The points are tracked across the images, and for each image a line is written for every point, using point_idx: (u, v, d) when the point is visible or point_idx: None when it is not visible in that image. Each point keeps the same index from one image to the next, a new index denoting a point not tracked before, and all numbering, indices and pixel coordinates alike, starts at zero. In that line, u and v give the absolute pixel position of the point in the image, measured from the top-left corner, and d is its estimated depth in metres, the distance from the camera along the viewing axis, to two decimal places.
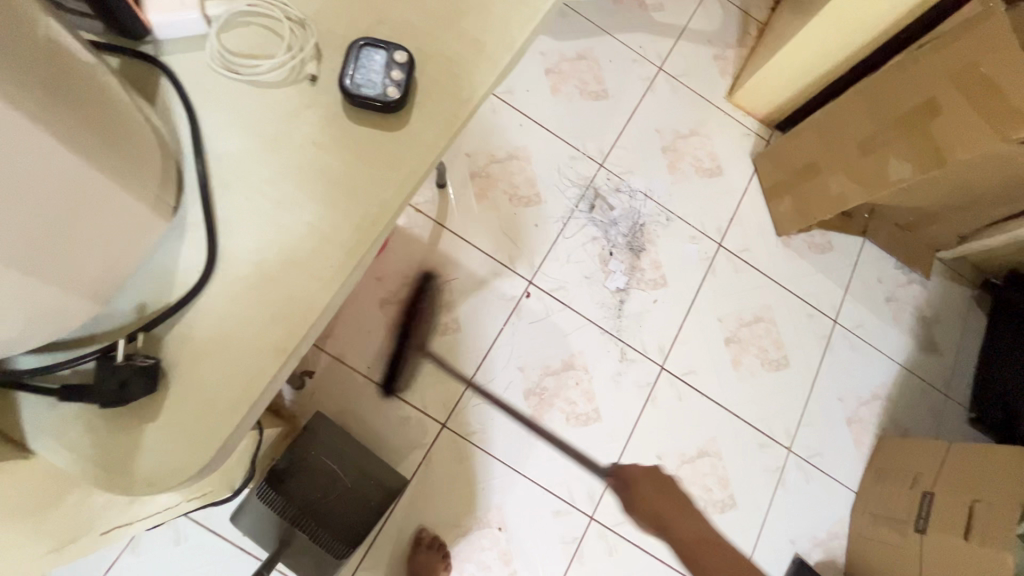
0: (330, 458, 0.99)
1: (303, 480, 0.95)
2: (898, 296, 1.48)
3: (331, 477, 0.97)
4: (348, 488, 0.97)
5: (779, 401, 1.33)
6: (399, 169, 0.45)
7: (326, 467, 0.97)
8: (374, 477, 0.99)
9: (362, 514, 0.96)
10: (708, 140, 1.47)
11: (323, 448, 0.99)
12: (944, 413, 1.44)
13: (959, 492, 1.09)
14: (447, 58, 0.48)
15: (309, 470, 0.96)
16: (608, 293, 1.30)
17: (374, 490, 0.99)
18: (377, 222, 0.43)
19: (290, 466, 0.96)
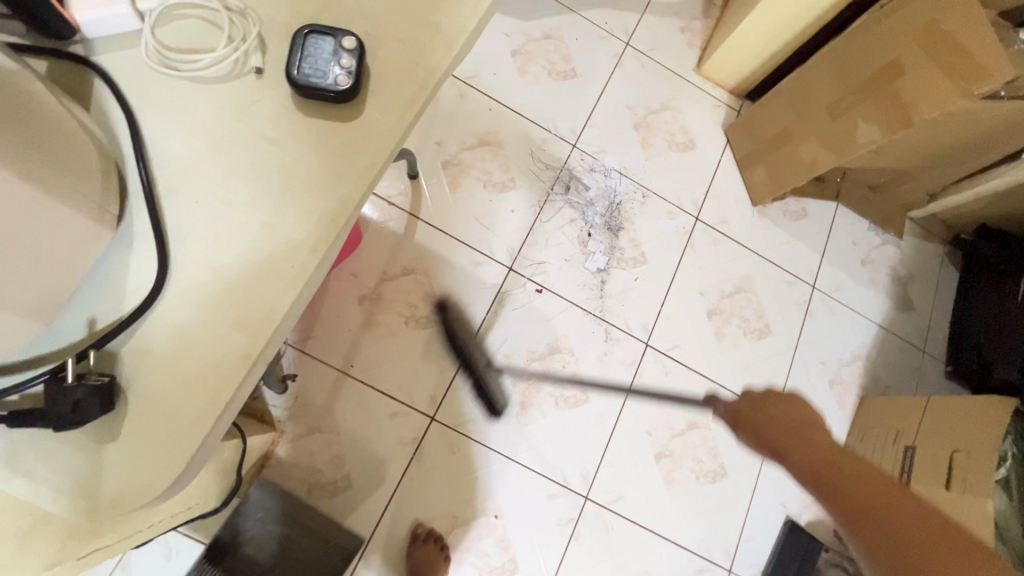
0: (271, 531, 0.96)
1: (247, 556, 0.94)
2: (873, 257, 1.51)
3: (274, 551, 0.95)
4: (296, 559, 0.95)
5: (763, 369, 1.34)
6: (358, 160, 0.43)
7: (269, 539, 0.95)
8: (322, 543, 0.98)
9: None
10: (679, 113, 1.47)
11: (263, 519, 0.96)
12: (922, 368, 1.47)
13: (939, 444, 1.12)
14: (400, 42, 0.46)
15: (254, 543, 0.95)
16: (589, 274, 1.30)
17: (325, 555, 0.97)
18: (337, 218, 0.42)
19: (232, 542, 0.94)
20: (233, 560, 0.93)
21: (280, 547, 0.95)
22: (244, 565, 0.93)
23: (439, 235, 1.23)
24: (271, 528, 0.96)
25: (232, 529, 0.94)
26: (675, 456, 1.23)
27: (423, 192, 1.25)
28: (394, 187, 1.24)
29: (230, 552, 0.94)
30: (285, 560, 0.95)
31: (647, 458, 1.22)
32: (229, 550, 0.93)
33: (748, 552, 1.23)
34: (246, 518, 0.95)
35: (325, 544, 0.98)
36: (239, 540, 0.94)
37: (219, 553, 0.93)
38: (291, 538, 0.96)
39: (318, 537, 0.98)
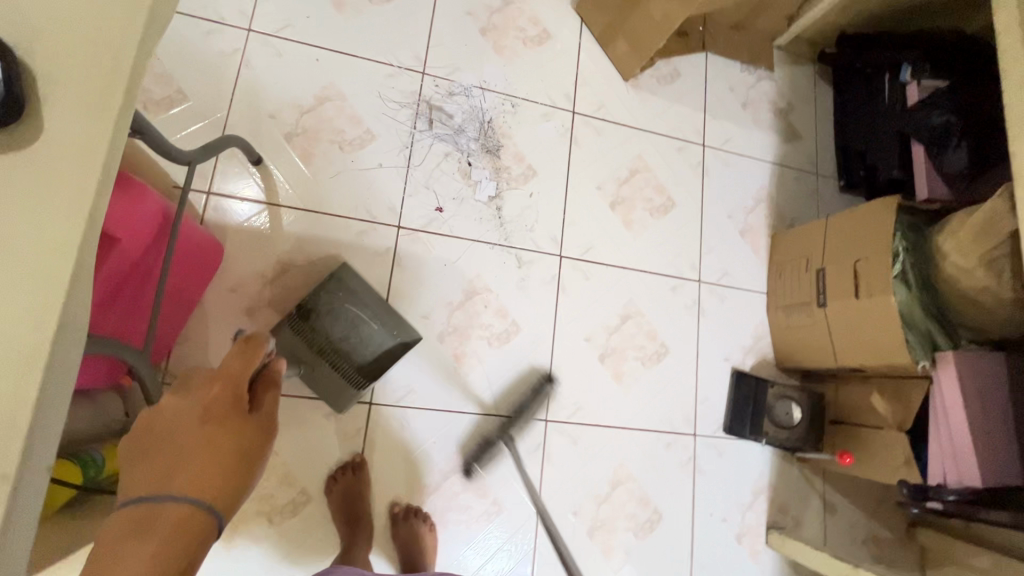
0: (353, 307, 1.00)
1: (325, 322, 0.99)
2: (752, 98, 1.51)
3: (351, 327, 0.99)
4: (368, 337, 1.00)
5: (677, 240, 1.36)
6: (58, 196, 0.35)
7: (348, 314, 0.99)
8: (387, 331, 1.00)
9: (376, 361, 1.01)
10: (524, 3, 1.35)
11: (344, 294, 1.00)
12: (820, 190, 1.52)
13: (843, 258, 1.17)
14: (62, 27, 0.37)
15: (334, 312, 1.00)
16: (482, 205, 1.23)
17: (390, 343, 1.00)
18: (59, 272, 0.34)
19: (316, 306, 1.00)
20: (318, 321, 0.99)
21: (354, 326, 0.99)
22: (323, 327, 0.99)
23: (311, 217, 1.12)
24: (352, 304, 1.00)
25: (318, 295, 1.00)
26: (617, 351, 1.26)
27: (276, 174, 1.12)
28: (241, 179, 1.10)
29: (315, 314, 1.00)
30: (357, 337, 1.00)
31: (592, 363, 1.23)
32: (314, 312, 1.00)
33: (706, 411, 1.29)
34: (330, 290, 1.00)
35: (395, 335, 1.00)
36: (323, 306, 1.00)
37: (306, 312, 0.99)
38: (366, 322, 0.99)
39: (390, 328, 1.00)
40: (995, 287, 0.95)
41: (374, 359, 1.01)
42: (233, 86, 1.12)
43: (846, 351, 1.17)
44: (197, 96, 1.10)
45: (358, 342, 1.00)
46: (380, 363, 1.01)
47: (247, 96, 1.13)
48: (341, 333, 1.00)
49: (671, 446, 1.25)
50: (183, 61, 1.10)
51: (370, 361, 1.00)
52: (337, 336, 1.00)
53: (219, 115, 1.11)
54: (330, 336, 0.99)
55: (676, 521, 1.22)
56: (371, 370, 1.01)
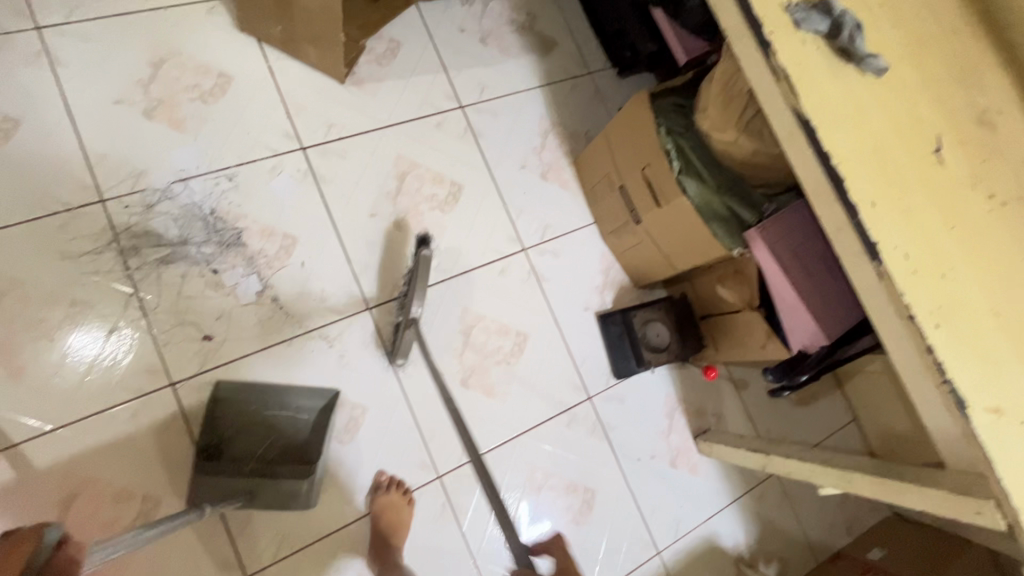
0: (254, 414, 1.02)
1: (238, 446, 1.00)
2: (488, 28, 1.34)
3: (267, 429, 1.02)
4: (288, 428, 1.04)
5: (480, 222, 1.23)
6: None
7: (257, 422, 1.02)
8: (300, 410, 1.05)
9: (306, 440, 1.03)
10: (180, 55, 1.11)
11: (239, 409, 1.02)
12: (602, 88, 1.41)
13: (633, 168, 1.08)
14: None
15: (241, 430, 1.01)
16: (254, 308, 1.06)
17: (310, 415, 1.05)
18: None
19: (222, 439, 1.00)
20: (231, 449, 1.00)
21: (270, 427, 1.03)
22: (240, 452, 1.00)
23: (62, 434, 0.93)
24: (252, 413, 1.02)
25: (216, 427, 1.00)
26: (477, 367, 1.16)
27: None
28: None
29: (225, 446, 1.00)
30: (279, 432, 1.03)
31: (457, 394, 1.14)
32: (223, 445, 1.00)
33: (591, 371, 1.24)
34: (225, 412, 1.01)
35: (311, 406, 1.05)
36: (227, 433, 1.00)
37: (215, 450, 0.98)
38: (280, 415, 1.03)
39: (303, 404, 1.05)
40: (762, 148, 0.88)
41: (305, 440, 1.04)
42: None
43: (678, 256, 1.11)
44: None
45: (281, 437, 1.03)
46: (311, 442, 1.03)
47: None
48: (260, 441, 1.02)
49: (572, 423, 1.20)
50: None
51: (302, 443, 1.03)
52: (259, 448, 1.01)
53: None
54: (253, 452, 1.01)
55: (607, 486, 1.20)
56: (308, 450, 1.03)
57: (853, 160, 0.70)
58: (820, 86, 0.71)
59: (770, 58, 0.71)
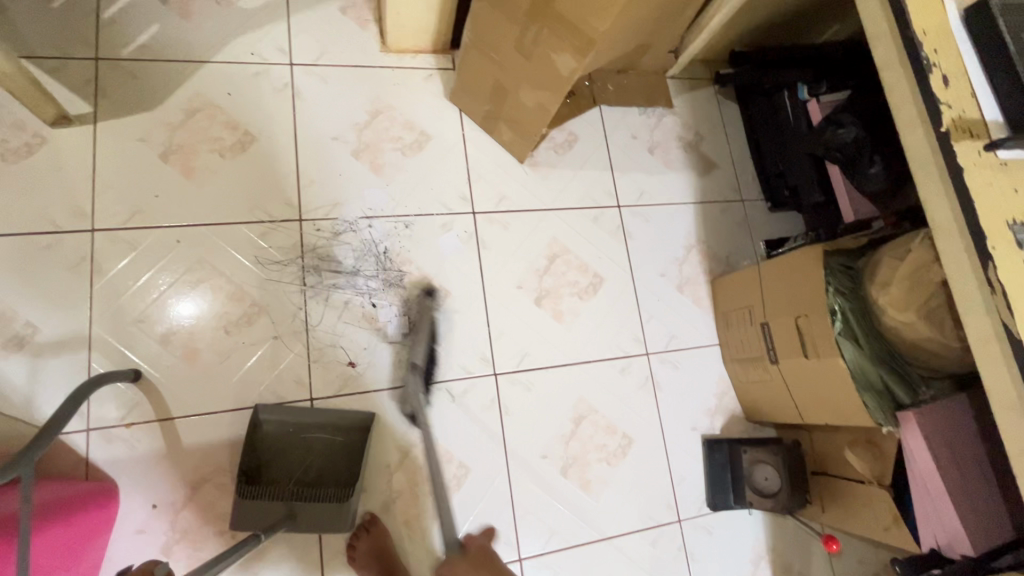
0: (294, 433, 1.03)
1: (278, 469, 1.02)
2: (658, 139, 1.43)
3: (305, 449, 1.03)
4: (324, 448, 1.04)
5: (613, 318, 1.27)
6: None
7: (294, 445, 1.03)
8: (335, 430, 1.05)
9: (342, 462, 1.04)
10: (393, 109, 1.25)
11: (280, 431, 1.03)
12: (750, 217, 1.45)
13: (784, 313, 1.10)
14: None
15: (279, 452, 1.03)
16: (399, 347, 1.13)
17: (344, 437, 1.05)
18: None
19: (260, 463, 1.01)
20: (271, 473, 1.01)
21: (308, 449, 1.04)
22: (279, 476, 1.01)
23: (211, 419, 1.01)
24: (290, 434, 1.03)
25: (255, 451, 1.01)
26: (580, 458, 1.18)
27: (162, 382, 1.00)
28: (124, 402, 0.98)
29: (264, 469, 1.01)
30: (316, 455, 1.04)
31: (554, 480, 1.15)
32: (262, 468, 1.01)
33: (686, 494, 1.22)
34: (266, 436, 1.02)
35: (345, 428, 1.05)
36: (266, 456, 1.02)
37: (253, 474, 0.99)
38: (316, 437, 1.04)
39: (336, 425, 1.05)
40: (941, 339, 0.88)
41: (341, 462, 1.04)
42: (89, 300, 1.01)
43: (810, 407, 1.10)
44: (55, 321, 0.98)
45: (318, 460, 1.04)
46: (346, 464, 1.04)
47: (107, 305, 1.01)
48: (298, 464, 1.03)
49: (657, 541, 1.18)
50: (22, 285, 0.98)
51: (339, 466, 1.04)
52: (297, 470, 1.02)
53: (83, 331, 0.99)
54: (291, 475, 1.02)
55: None
56: (346, 472, 1.04)
57: None
58: None
59: (989, 271, 0.74)
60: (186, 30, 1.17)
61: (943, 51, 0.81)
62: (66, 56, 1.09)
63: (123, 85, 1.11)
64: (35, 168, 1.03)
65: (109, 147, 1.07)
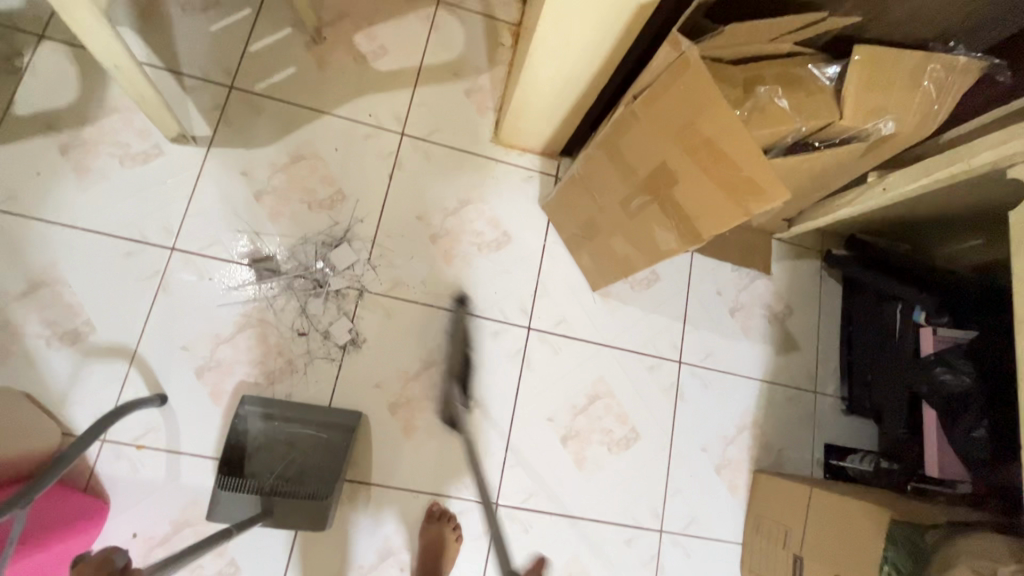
0: (277, 428, 1.04)
1: (259, 463, 1.02)
2: (743, 302, 1.33)
3: (287, 445, 1.04)
4: (307, 445, 1.04)
5: (637, 482, 1.18)
6: None
7: (277, 438, 1.03)
8: (321, 428, 1.05)
9: (325, 460, 1.04)
10: (484, 203, 1.24)
11: (264, 426, 1.04)
12: (817, 414, 1.31)
13: (825, 561, 0.98)
14: None
15: (263, 445, 1.03)
16: (412, 446, 1.10)
17: (328, 435, 1.05)
18: None
19: (244, 454, 1.02)
20: (252, 466, 1.02)
21: (290, 445, 1.04)
22: (261, 468, 1.02)
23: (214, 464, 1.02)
24: (273, 428, 1.04)
25: (239, 442, 1.02)
26: None
27: (182, 414, 1.03)
28: (142, 423, 1.01)
29: (246, 460, 1.02)
30: (298, 452, 1.04)
31: None
32: (246, 459, 1.02)
33: None
34: (250, 430, 1.03)
35: (330, 426, 1.06)
36: (250, 448, 1.03)
37: (236, 465, 1.01)
38: (299, 433, 1.04)
39: (320, 422, 1.05)
40: None
41: (322, 459, 1.04)
42: (146, 315, 1.05)
43: None
44: (110, 327, 1.03)
45: (299, 456, 1.03)
46: (326, 463, 1.04)
47: (159, 326, 1.05)
48: (280, 457, 1.03)
49: None
50: (97, 285, 1.04)
51: (320, 464, 1.04)
52: (279, 464, 1.03)
53: (130, 345, 1.03)
54: (273, 468, 1.02)
55: None
56: (326, 473, 1.03)
57: None
58: None
59: None
60: (319, 79, 1.21)
61: None
62: (206, 78, 1.16)
63: (245, 117, 1.16)
64: (143, 177, 1.09)
65: (214, 173, 1.12)
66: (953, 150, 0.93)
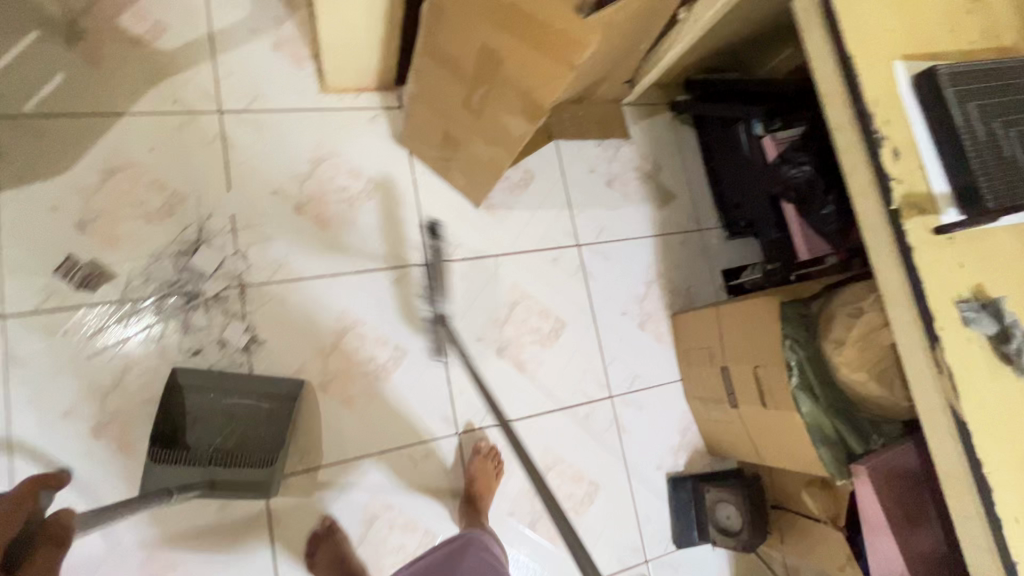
0: (212, 402, 0.99)
1: (198, 435, 0.98)
2: (616, 172, 1.40)
3: (227, 416, 0.99)
4: (249, 416, 1.01)
5: (577, 363, 1.26)
6: None
7: (215, 411, 0.99)
8: (262, 397, 1.02)
9: (267, 430, 1.01)
10: (338, 156, 1.18)
11: (199, 399, 0.99)
12: (708, 248, 1.44)
13: (743, 361, 1.11)
14: None
15: (198, 419, 0.98)
16: (356, 414, 1.09)
17: (270, 404, 1.02)
18: None
19: (179, 428, 0.97)
20: (189, 440, 0.97)
21: (229, 417, 1.00)
22: (198, 442, 0.97)
23: (153, 515, 0.96)
24: (210, 400, 0.99)
25: (173, 416, 0.97)
26: (548, 510, 1.17)
27: (95, 479, 0.94)
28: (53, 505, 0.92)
29: (182, 434, 0.97)
30: (241, 422, 1.00)
31: (522, 535, 1.15)
32: (181, 433, 0.97)
33: (652, 532, 1.24)
34: (185, 402, 0.98)
35: (273, 395, 1.03)
36: (183, 422, 0.98)
37: (171, 438, 0.96)
38: (240, 404, 1.00)
39: (262, 390, 1.02)
40: (891, 398, 0.91)
41: (264, 431, 1.01)
42: (5, 395, 0.92)
43: (768, 451, 1.13)
44: None
45: (239, 428, 1.00)
46: (269, 433, 1.01)
47: (27, 399, 0.93)
48: (219, 430, 0.99)
49: None
50: None
51: (262, 435, 1.01)
52: (217, 437, 0.99)
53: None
54: (211, 441, 0.98)
55: None
56: (270, 444, 1.00)
57: (1000, 471, 0.73)
58: (977, 389, 0.74)
59: (936, 352, 0.74)
60: (98, 77, 1.06)
61: (893, 121, 0.79)
62: None
63: (26, 145, 0.99)
64: None
65: (15, 218, 0.97)
66: None
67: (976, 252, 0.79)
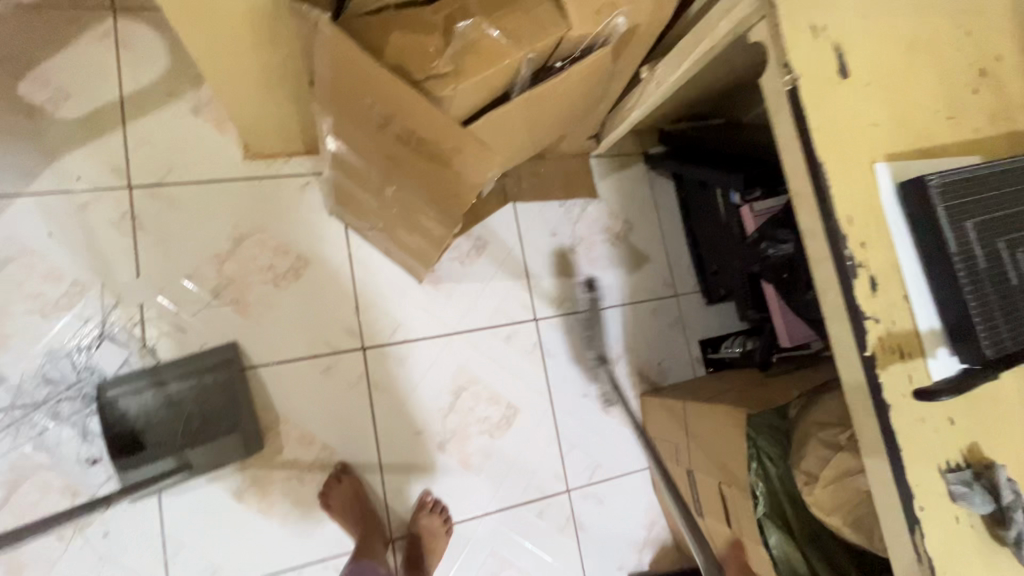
0: (156, 398, 0.96)
1: (155, 434, 0.95)
2: (581, 234, 1.26)
3: (175, 406, 0.96)
4: (195, 394, 0.98)
5: (532, 452, 1.15)
6: None
7: (157, 405, 0.96)
8: (204, 372, 0.99)
9: (220, 399, 0.99)
10: (262, 232, 1.07)
11: (147, 395, 0.96)
12: (685, 316, 1.31)
13: (709, 471, 0.98)
14: None
15: (151, 417, 0.95)
16: (278, 523, 1.00)
17: (213, 375, 0.99)
18: None
19: (135, 432, 0.94)
20: (149, 440, 0.95)
21: (177, 403, 0.97)
22: (160, 439, 0.95)
23: None
24: (153, 396, 0.96)
25: (122, 428, 0.94)
26: None
27: None
28: None
29: (141, 438, 0.94)
30: (195, 404, 0.98)
31: None
32: (139, 438, 0.94)
33: None
34: (136, 400, 0.95)
35: (212, 367, 1.00)
36: (139, 425, 0.95)
37: (132, 445, 0.94)
38: (183, 386, 0.98)
39: (199, 367, 0.99)
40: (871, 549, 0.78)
41: (217, 402, 0.99)
42: None
43: None
44: None
45: (193, 408, 0.97)
46: (223, 399, 0.99)
47: None
48: (173, 423, 0.96)
49: None
50: None
51: (215, 404, 0.98)
52: (177, 426, 0.96)
53: None
54: (173, 433, 0.96)
55: None
56: (230, 413, 0.99)
57: None
58: None
59: (916, 539, 0.60)
60: None
61: (871, 244, 0.65)
62: None
63: None
64: None
65: None
66: (699, 25, 0.84)
67: (971, 406, 0.65)
